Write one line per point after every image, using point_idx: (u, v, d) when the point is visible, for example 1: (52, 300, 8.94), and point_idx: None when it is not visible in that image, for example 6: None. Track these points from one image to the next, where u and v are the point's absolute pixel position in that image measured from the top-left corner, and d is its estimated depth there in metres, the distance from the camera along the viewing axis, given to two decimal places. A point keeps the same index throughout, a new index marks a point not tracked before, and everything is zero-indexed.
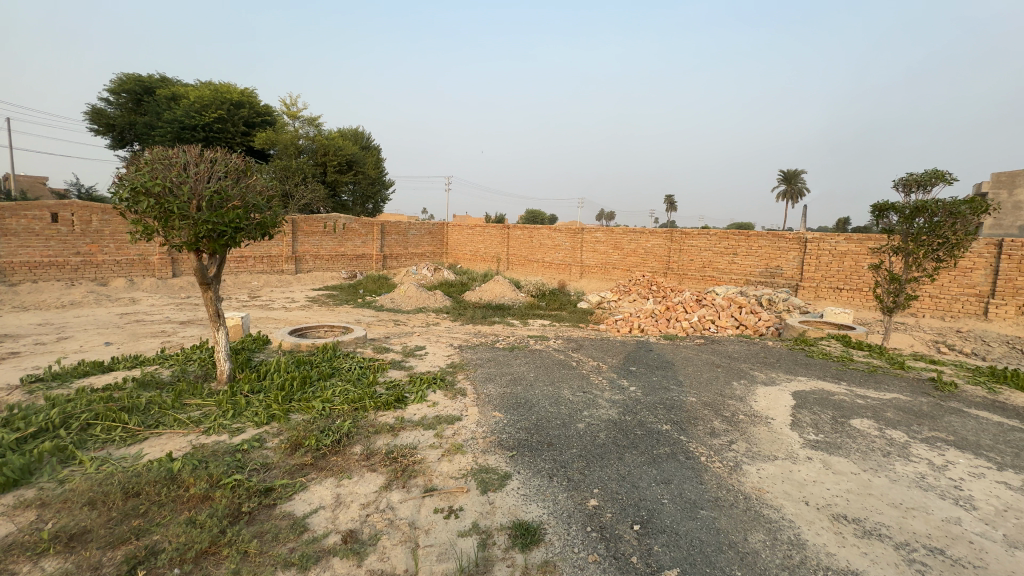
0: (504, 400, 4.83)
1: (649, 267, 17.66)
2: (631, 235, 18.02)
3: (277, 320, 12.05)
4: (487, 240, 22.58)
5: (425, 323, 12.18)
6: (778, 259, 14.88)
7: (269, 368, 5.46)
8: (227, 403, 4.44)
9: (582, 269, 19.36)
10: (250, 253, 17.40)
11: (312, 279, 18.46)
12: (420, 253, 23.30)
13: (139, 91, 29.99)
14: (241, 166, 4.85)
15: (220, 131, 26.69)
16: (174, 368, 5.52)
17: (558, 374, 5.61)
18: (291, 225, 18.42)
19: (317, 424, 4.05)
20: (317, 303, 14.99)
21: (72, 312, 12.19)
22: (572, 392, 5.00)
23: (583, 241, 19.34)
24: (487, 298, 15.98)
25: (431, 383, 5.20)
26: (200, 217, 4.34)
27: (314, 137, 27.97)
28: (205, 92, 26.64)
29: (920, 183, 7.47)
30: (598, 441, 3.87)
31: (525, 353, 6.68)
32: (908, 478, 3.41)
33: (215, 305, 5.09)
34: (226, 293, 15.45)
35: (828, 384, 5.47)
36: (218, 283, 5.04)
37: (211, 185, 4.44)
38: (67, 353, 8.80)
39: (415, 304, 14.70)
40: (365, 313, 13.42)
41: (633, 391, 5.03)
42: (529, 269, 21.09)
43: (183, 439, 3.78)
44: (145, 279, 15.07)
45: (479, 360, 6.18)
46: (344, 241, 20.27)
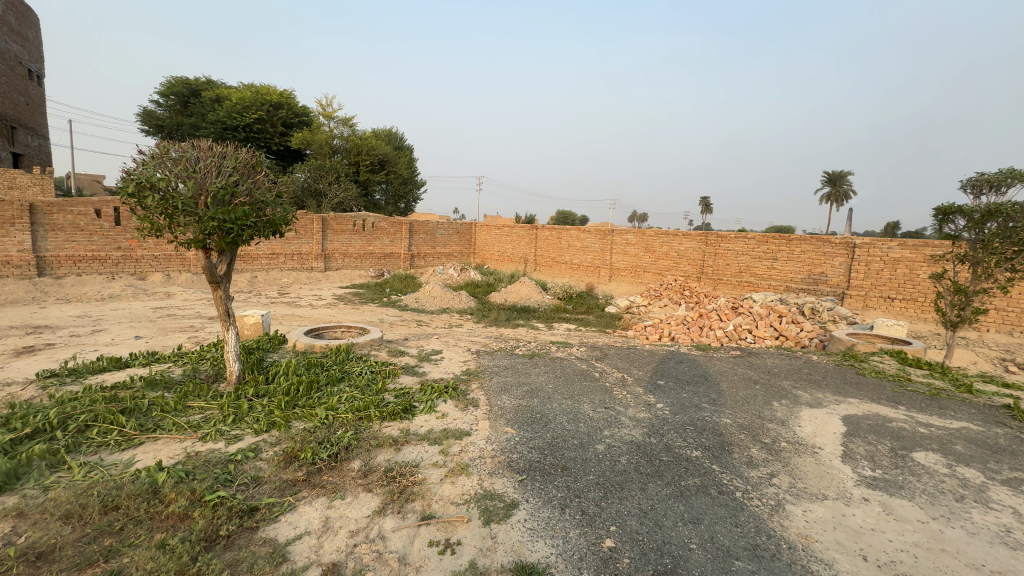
0: (518, 413, 4.49)
1: (682, 271, 16.94)
2: (663, 237, 17.33)
3: (302, 318, 12.08)
4: (515, 240, 22.27)
5: (448, 324, 11.97)
6: (822, 266, 13.96)
7: (278, 370, 5.29)
8: (229, 407, 4.27)
9: (611, 272, 18.78)
10: (281, 250, 17.66)
11: (340, 277, 18.62)
12: (448, 252, 23.21)
13: (187, 94, 31.23)
14: (251, 161, 4.70)
15: (259, 131, 27.38)
16: (186, 367, 5.43)
17: (579, 387, 5.21)
18: (322, 223, 18.63)
19: (316, 435, 3.81)
20: (343, 301, 15.05)
21: (110, 305, 12.59)
22: (592, 408, 4.60)
23: (613, 243, 18.77)
24: (512, 300, 15.67)
25: (442, 391, 4.91)
26: (206, 213, 4.19)
27: (348, 137, 28.36)
28: (246, 94, 27.42)
29: (992, 184, 6.67)
30: (618, 466, 3.47)
31: (545, 361, 6.30)
32: (990, 531, 2.87)
33: (225, 304, 4.97)
34: (256, 289, 15.72)
35: (883, 408, 4.87)
36: (227, 282, 4.91)
37: (217, 180, 4.29)
38: (99, 346, 9.00)
39: (440, 304, 14.54)
40: (388, 313, 13.36)
41: (661, 409, 4.59)
42: (557, 271, 20.65)
43: (178, 446, 3.62)
44: (181, 274, 15.50)
45: (495, 368, 5.86)
46: (373, 240, 20.38)
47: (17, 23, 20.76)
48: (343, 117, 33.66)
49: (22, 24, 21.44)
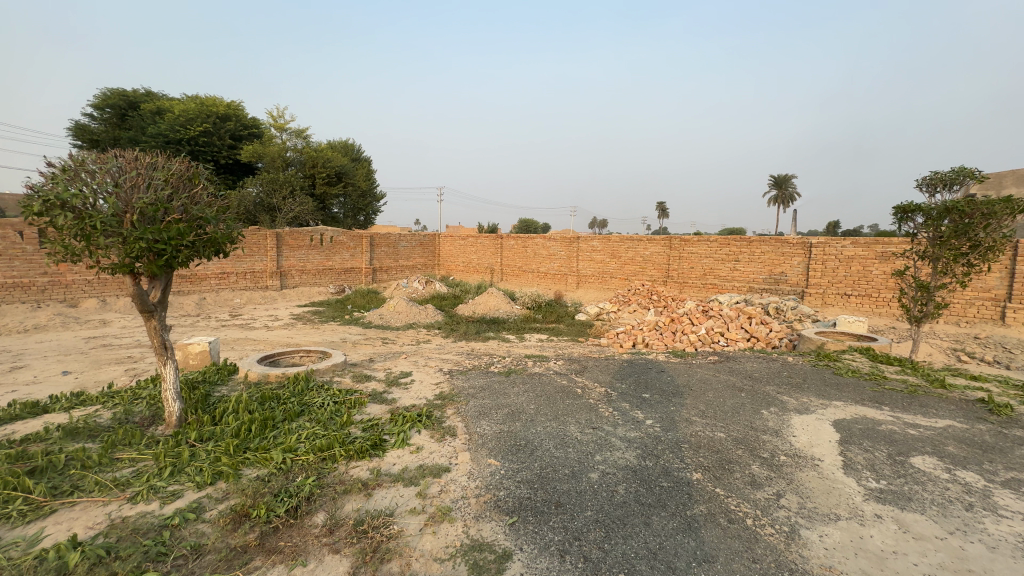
0: (500, 441, 4.11)
1: (648, 275, 17.04)
2: (629, 243, 17.42)
3: (256, 342, 11.25)
4: (480, 250, 21.90)
5: (415, 340, 11.46)
6: (782, 265, 14.33)
7: (228, 407, 4.68)
8: (167, 456, 3.68)
9: (579, 279, 18.72)
10: (231, 269, 16.57)
11: (298, 295, 17.66)
12: (412, 265, 22.58)
13: (124, 106, 29.33)
14: (186, 172, 4.15)
15: (205, 144, 25.86)
16: (116, 410, 4.72)
17: (562, 406, 4.89)
18: (276, 239, 17.65)
19: (272, 485, 3.30)
20: (302, 321, 14.23)
21: (35, 336, 11.33)
22: (580, 429, 4.28)
23: (579, 249, 18.73)
24: (481, 312, 15.27)
25: (415, 420, 4.47)
26: (133, 233, 3.62)
27: (302, 150, 27.30)
28: (190, 106, 25.98)
29: (945, 183, 6.89)
30: (617, 499, 3.15)
31: (523, 378, 5.95)
32: (1009, 544, 2.71)
33: (161, 335, 4.36)
34: (205, 312, 14.64)
35: (869, 410, 4.79)
36: (163, 310, 4.33)
37: (145, 196, 3.73)
38: (18, 386, 7.96)
39: (405, 319, 13.95)
40: (351, 331, 12.68)
41: (651, 426, 4.32)
42: (524, 280, 20.42)
43: (101, 511, 3.03)
44: (118, 299, 14.23)
45: (470, 389, 5.45)
46: (332, 255, 19.50)
47: None
48: (296, 129, 32.38)
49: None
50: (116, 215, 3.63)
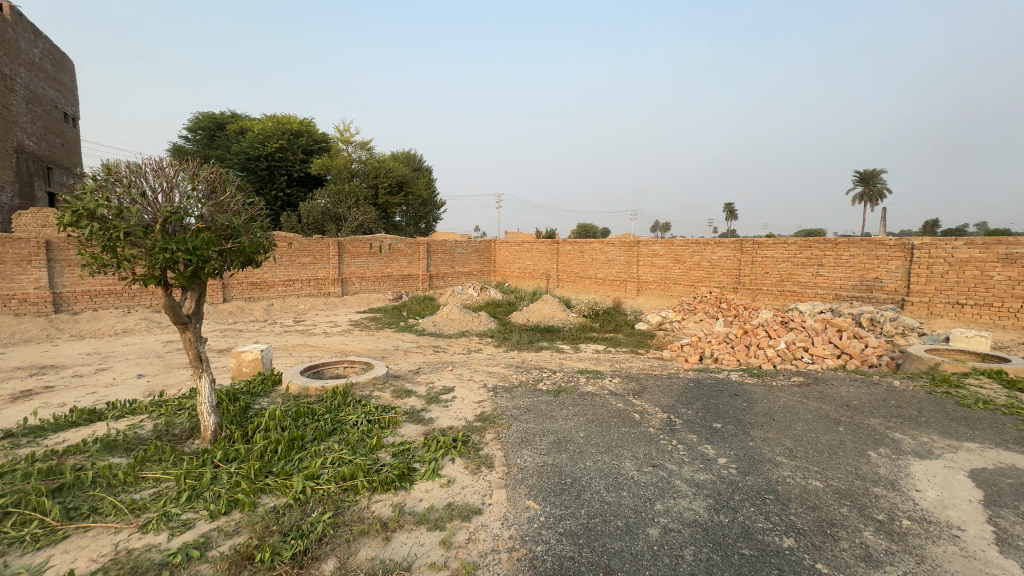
0: (542, 477, 3.56)
1: (716, 281, 15.74)
2: (694, 246, 16.23)
3: (313, 348, 11.46)
4: (536, 256, 21.44)
5: (467, 349, 11.16)
6: (876, 270, 12.61)
7: (261, 423, 4.50)
8: (188, 478, 3.48)
9: (639, 285, 17.69)
10: (297, 276, 17.25)
11: (358, 301, 18.07)
12: (468, 271, 22.56)
13: (213, 127, 31.99)
14: (217, 180, 4.02)
15: (280, 159, 27.48)
16: (158, 422, 4.70)
17: (617, 435, 4.26)
18: (338, 247, 18.20)
19: (285, 521, 2.98)
20: (359, 327, 14.44)
21: (123, 340, 12.24)
22: (637, 467, 3.64)
23: (640, 254, 17.74)
24: (535, 320, 14.77)
25: (449, 446, 4.04)
26: (157, 243, 3.49)
27: (366, 161, 28.31)
28: (268, 125, 27.81)
29: None
30: (682, 569, 2.50)
31: (574, 399, 5.34)
32: None
33: (196, 347, 4.27)
34: (272, 318, 15.30)
35: (1018, 458, 3.73)
36: (197, 321, 4.23)
37: (171, 204, 3.63)
38: (99, 388, 8.47)
39: (458, 327, 13.74)
40: (405, 339, 12.64)
41: (725, 468, 3.59)
42: (581, 286, 19.69)
43: (109, 541, 2.84)
44: None
45: (514, 411, 4.94)
46: (390, 262, 19.84)
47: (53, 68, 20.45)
48: (361, 142, 33.68)
49: (61, 70, 21.46)
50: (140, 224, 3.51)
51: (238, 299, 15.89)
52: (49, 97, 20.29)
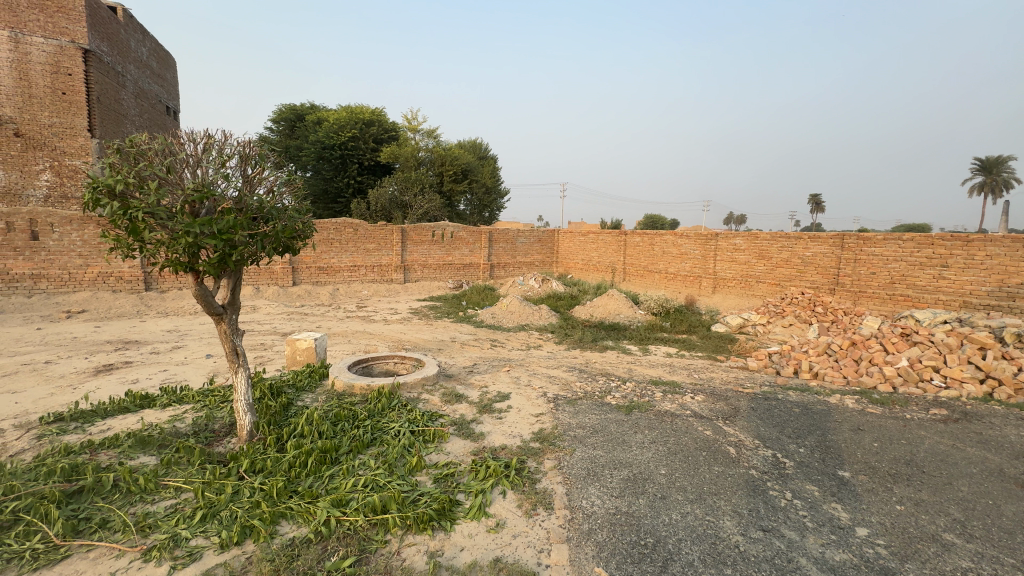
0: (614, 531, 2.80)
1: (809, 281, 13.91)
2: (783, 241, 14.45)
3: (371, 336, 11.33)
4: (602, 248, 20.33)
5: (526, 346, 10.52)
6: (1021, 274, 10.40)
7: (298, 426, 4.11)
8: (208, 492, 3.08)
9: (716, 282, 16.14)
10: (362, 262, 17.43)
11: (419, 289, 18.01)
12: (529, 261, 21.92)
13: (293, 118, 33.48)
14: (250, 156, 3.57)
15: (352, 148, 28.19)
16: (200, 415, 4.48)
17: (709, 476, 3.40)
18: (401, 234, 18.17)
19: (297, 565, 2.47)
20: (418, 315, 14.26)
21: (201, 318, 12.84)
22: (741, 530, 2.77)
23: (718, 248, 16.16)
24: (599, 316, 13.83)
25: (500, 474, 3.38)
26: (181, 225, 3.08)
27: (432, 149, 28.37)
28: (342, 115, 28.62)
29: None
30: None
31: (649, 420, 4.50)
32: None
33: (232, 340, 3.92)
34: (336, 302, 15.54)
35: None
36: (233, 312, 3.88)
37: (198, 180, 3.23)
38: (170, 367, 8.73)
39: (518, 320, 13.13)
40: (463, 330, 12.23)
41: (871, 547, 2.63)
42: (649, 281, 18.39)
43: (106, 569, 2.46)
44: (269, 288, 15.38)
45: (578, 431, 4.19)
46: (452, 250, 19.61)
47: (156, 64, 21.97)
48: (428, 130, 33.77)
49: (164, 66, 23.00)
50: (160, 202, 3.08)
51: (307, 283, 16.32)
52: (154, 92, 21.86)
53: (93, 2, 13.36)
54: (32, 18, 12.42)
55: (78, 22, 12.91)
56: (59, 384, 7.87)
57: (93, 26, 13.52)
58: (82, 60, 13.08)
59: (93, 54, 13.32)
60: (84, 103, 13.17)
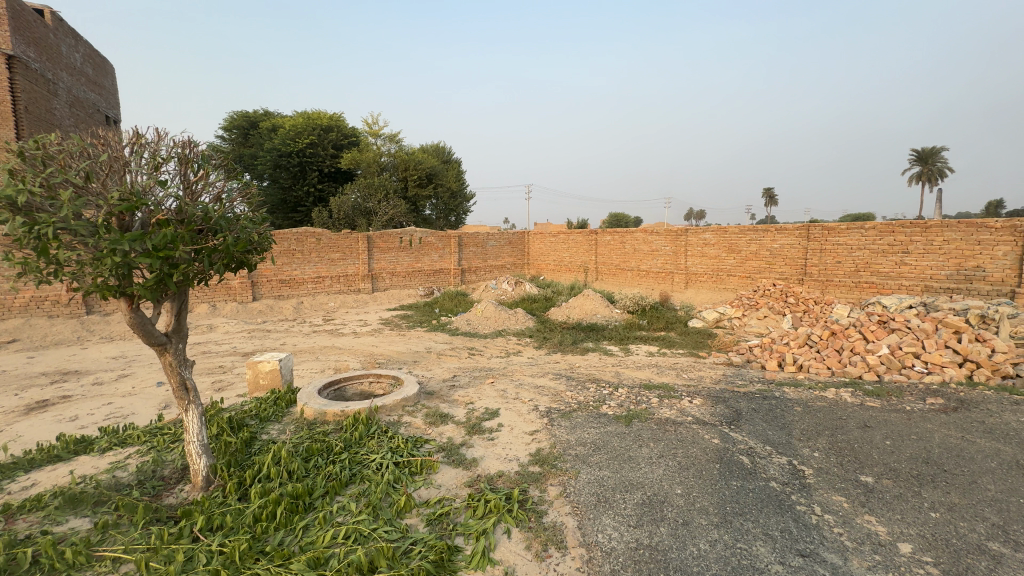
0: (639, 572, 2.45)
1: (778, 272, 14.13)
2: (752, 234, 14.65)
3: (341, 351, 10.68)
4: (573, 247, 20.19)
5: (505, 353, 10.15)
6: (977, 257, 10.79)
7: (263, 466, 3.59)
8: (154, 562, 2.55)
9: (688, 277, 16.23)
10: (327, 273, 16.62)
11: (388, 298, 17.34)
12: (501, 264, 21.57)
13: (246, 126, 31.96)
14: (190, 159, 3.05)
15: (311, 155, 27.11)
16: (146, 460, 3.88)
17: (730, 493, 3.11)
18: (367, 242, 17.45)
19: None
20: (389, 326, 13.64)
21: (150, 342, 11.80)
22: (779, 557, 2.48)
23: (688, 243, 16.25)
24: (576, 317, 13.59)
25: (501, 509, 2.98)
26: (105, 241, 2.55)
27: (395, 154, 27.64)
28: (298, 121, 27.50)
29: None
30: None
31: (652, 430, 4.20)
32: None
33: (179, 374, 3.38)
34: (301, 317, 14.71)
35: None
36: (179, 341, 3.34)
37: (126, 186, 2.70)
38: (115, 399, 7.86)
39: (494, 326, 12.74)
40: (437, 339, 11.74)
41: (920, 566, 2.39)
42: (622, 279, 18.33)
43: None
44: (226, 304, 14.40)
45: (579, 450, 3.85)
46: (421, 256, 19.03)
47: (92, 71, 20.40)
48: (390, 134, 32.93)
49: (101, 73, 21.42)
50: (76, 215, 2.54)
51: (268, 297, 15.41)
52: (90, 101, 20.28)
53: (15, 4, 12.09)
54: None
55: None
56: None
57: (16, 30, 12.22)
58: (6, 67, 11.74)
59: (17, 60, 12.02)
60: (10, 112, 11.81)
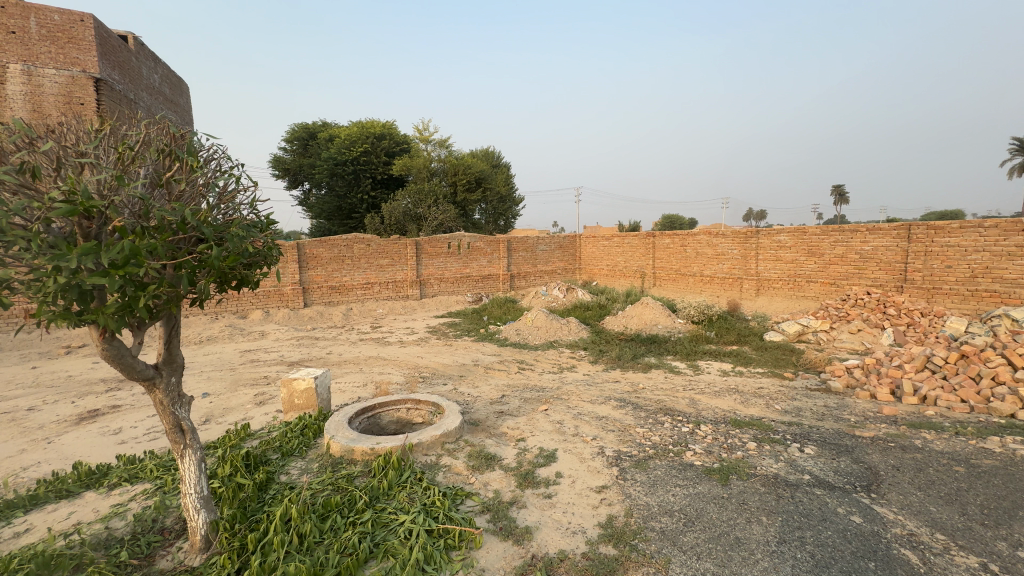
0: None
1: (870, 278, 12.34)
2: (838, 236, 12.91)
3: (385, 362, 10.20)
4: (628, 251, 18.95)
5: (558, 367, 9.29)
6: None
7: (270, 528, 2.93)
8: None
9: (759, 283, 14.64)
10: (375, 279, 16.43)
11: (436, 305, 16.93)
12: (551, 269, 20.70)
13: (305, 137, 32.91)
14: (167, 155, 2.46)
15: (365, 163, 27.39)
16: (149, 506, 3.34)
17: None
18: (416, 247, 17.10)
19: None
20: (436, 335, 13.14)
21: (204, 349, 11.35)
22: None
23: (760, 246, 14.66)
24: (635, 327, 12.47)
25: None
26: (47, 256, 1.92)
27: (445, 158, 27.42)
28: (353, 130, 27.93)
29: None
30: None
31: (760, 495, 3.19)
32: None
33: (173, 413, 2.78)
34: (350, 324, 14.53)
35: None
36: (172, 373, 2.77)
37: (78, 184, 2.07)
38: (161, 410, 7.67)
39: (545, 336, 11.89)
40: (485, 351, 11.05)
41: None
42: (683, 285, 16.92)
43: None
44: (279, 311, 14.45)
45: (666, 523, 2.92)
46: (470, 261, 18.53)
47: (169, 90, 21.50)
48: (440, 139, 32.78)
49: (178, 92, 22.66)
50: (10, 220, 1.92)
51: (318, 304, 15.39)
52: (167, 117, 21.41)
53: (103, 29, 11.70)
54: (43, 49, 10.87)
55: (91, 52, 11.18)
56: (33, 437, 6.88)
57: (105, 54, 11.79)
58: (96, 90, 11.26)
59: (105, 83, 11.53)
60: None
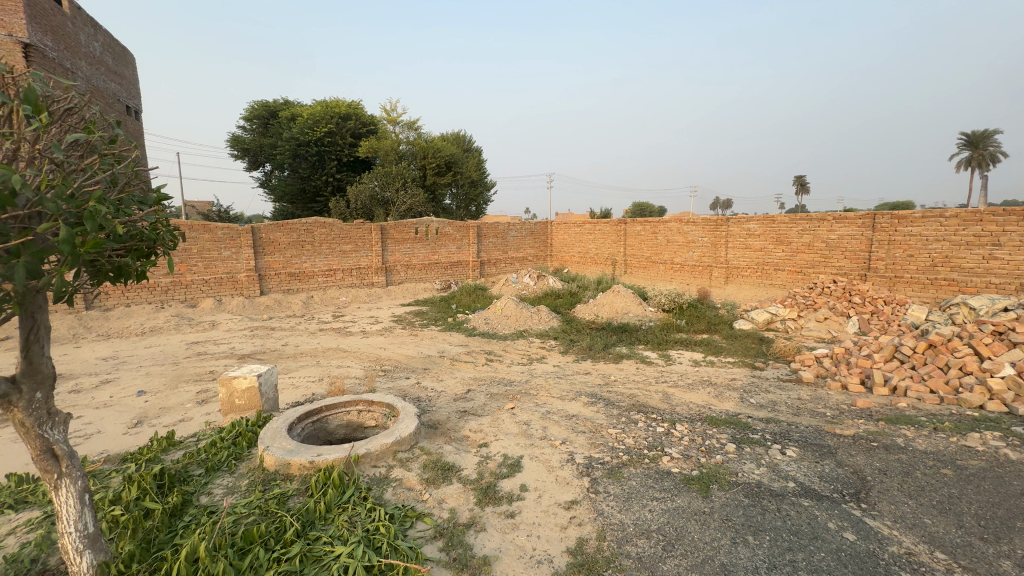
0: None
1: (836, 266, 12.44)
2: (806, 224, 12.96)
3: (344, 354, 9.59)
4: (600, 238, 18.70)
5: (527, 359, 8.93)
6: None
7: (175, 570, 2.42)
8: None
9: (729, 271, 14.65)
10: (338, 266, 15.61)
11: (403, 293, 16.26)
12: (522, 256, 20.28)
13: (266, 115, 30.86)
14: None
15: (329, 144, 26.04)
16: (28, 544, 2.75)
17: None
18: (381, 232, 16.34)
19: None
20: (401, 324, 12.57)
21: (146, 341, 10.42)
22: None
23: (730, 234, 14.62)
24: (606, 315, 12.22)
25: None
26: None
27: (413, 141, 26.37)
28: (316, 109, 26.43)
29: None
30: None
31: (746, 509, 2.88)
32: None
33: (41, 436, 2.22)
34: (310, 313, 13.74)
35: None
36: (37, 390, 2.22)
37: None
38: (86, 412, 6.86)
39: (515, 325, 11.51)
40: (452, 341, 10.58)
41: None
42: (653, 273, 16.82)
43: None
44: (232, 299, 13.50)
45: (643, 548, 2.57)
46: (438, 248, 17.89)
47: (112, 60, 19.73)
48: (408, 121, 31.52)
49: (122, 62, 20.89)
50: None
51: (276, 292, 14.51)
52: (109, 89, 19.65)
53: None
54: None
55: (16, 14, 9.79)
56: None
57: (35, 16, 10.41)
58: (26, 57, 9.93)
59: (36, 49, 10.21)
60: None
